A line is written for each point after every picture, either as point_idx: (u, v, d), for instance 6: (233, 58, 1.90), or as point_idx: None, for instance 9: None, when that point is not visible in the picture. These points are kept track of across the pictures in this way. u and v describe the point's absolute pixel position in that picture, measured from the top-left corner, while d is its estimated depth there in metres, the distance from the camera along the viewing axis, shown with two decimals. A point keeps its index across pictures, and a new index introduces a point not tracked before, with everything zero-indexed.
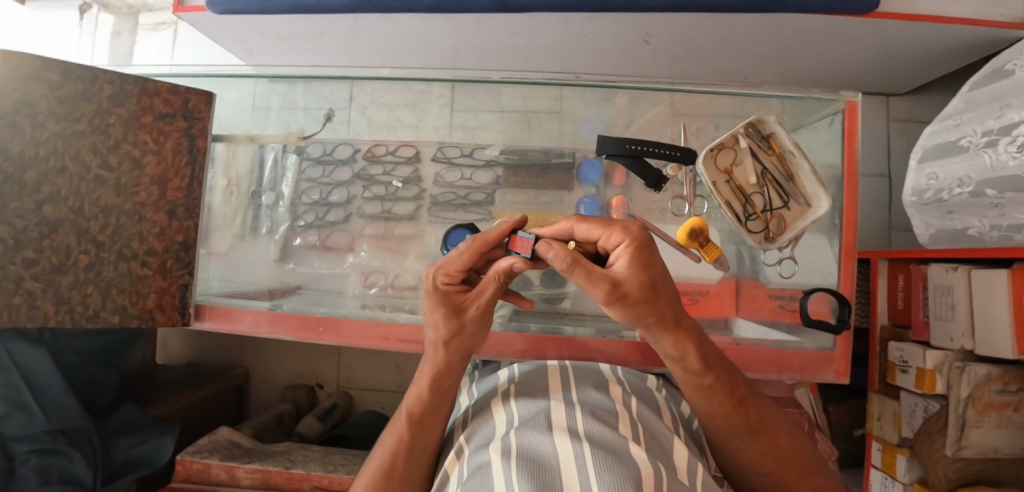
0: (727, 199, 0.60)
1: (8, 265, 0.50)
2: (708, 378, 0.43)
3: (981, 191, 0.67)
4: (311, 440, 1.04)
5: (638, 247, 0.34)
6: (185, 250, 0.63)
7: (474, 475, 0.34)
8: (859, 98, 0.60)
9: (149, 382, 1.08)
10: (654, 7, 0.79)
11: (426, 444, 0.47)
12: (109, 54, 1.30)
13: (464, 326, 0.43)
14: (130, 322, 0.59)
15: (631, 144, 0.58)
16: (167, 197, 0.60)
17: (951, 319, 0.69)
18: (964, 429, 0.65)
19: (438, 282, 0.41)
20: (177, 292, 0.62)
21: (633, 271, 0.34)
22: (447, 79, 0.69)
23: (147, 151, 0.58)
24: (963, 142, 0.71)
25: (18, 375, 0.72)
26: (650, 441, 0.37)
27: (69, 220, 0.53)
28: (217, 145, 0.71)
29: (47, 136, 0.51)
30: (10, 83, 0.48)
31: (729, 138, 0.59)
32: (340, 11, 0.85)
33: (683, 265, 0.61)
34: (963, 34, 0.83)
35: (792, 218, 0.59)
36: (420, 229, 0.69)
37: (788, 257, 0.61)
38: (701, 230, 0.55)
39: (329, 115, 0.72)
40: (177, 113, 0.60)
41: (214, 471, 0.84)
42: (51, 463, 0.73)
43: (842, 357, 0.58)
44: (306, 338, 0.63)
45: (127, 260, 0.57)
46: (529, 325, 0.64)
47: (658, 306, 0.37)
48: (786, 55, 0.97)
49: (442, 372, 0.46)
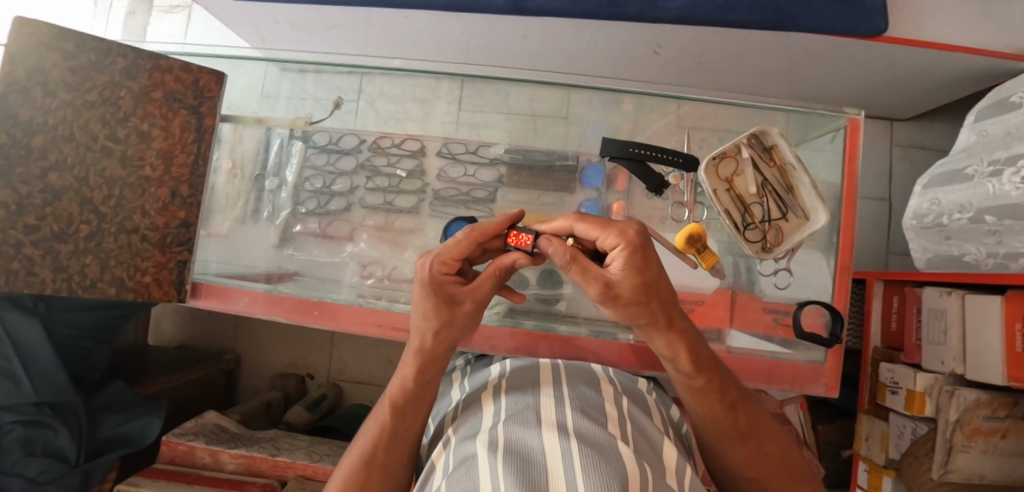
0: (727, 208, 0.60)
1: (9, 230, 0.48)
2: (699, 380, 0.43)
3: (981, 218, 0.68)
4: (298, 429, 1.05)
5: (631, 251, 0.34)
6: (185, 228, 0.63)
7: (459, 467, 0.34)
8: (861, 116, 0.62)
9: (139, 361, 1.08)
10: (665, 18, 0.80)
11: (409, 433, 0.47)
12: (122, 33, 1.30)
13: (455, 318, 0.43)
14: (127, 295, 0.58)
15: (634, 148, 0.58)
16: (172, 173, 0.60)
17: (943, 342, 0.70)
18: (951, 452, 0.65)
19: (434, 270, 0.41)
20: (175, 267, 0.62)
21: (624, 274, 0.34)
22: (457, 75, 0.68)
23: (155, 126, 0.57)
24: (969, 171, 0.71)
25: (10, 346, 0.73)
26: (637, 441, 0.37)
27: (73, 188, 0.52)
28: (225, 126, 0.71)
29: (57, 104, 0.50)
30: (24, 50, 0.47)
31: (731, 147, 0.60)
32: (356, 3, 0.86)
33: (680, 270, 0.61)
34: (970, 63, 0.84)
35: (790, 229, 0.60)
36: (420, 222, 0.69)
37: (784, 268, 0.62)
38: (699, 236, 0.55)
39: (338, 103, 0.72)
40: (187, 90, 0.60)
41: (198, 453, 0.84)
42: (36, 435, 0.73)
43: (833, 372, 0.58)
44: (300, 322, 0.63)
45: (128, 232, 0.57)
46: (523, 322, 0.64)
47: (651, 309, 0.37)
48: (793, 73, 0.98)
49: (427, 362, 0.46)
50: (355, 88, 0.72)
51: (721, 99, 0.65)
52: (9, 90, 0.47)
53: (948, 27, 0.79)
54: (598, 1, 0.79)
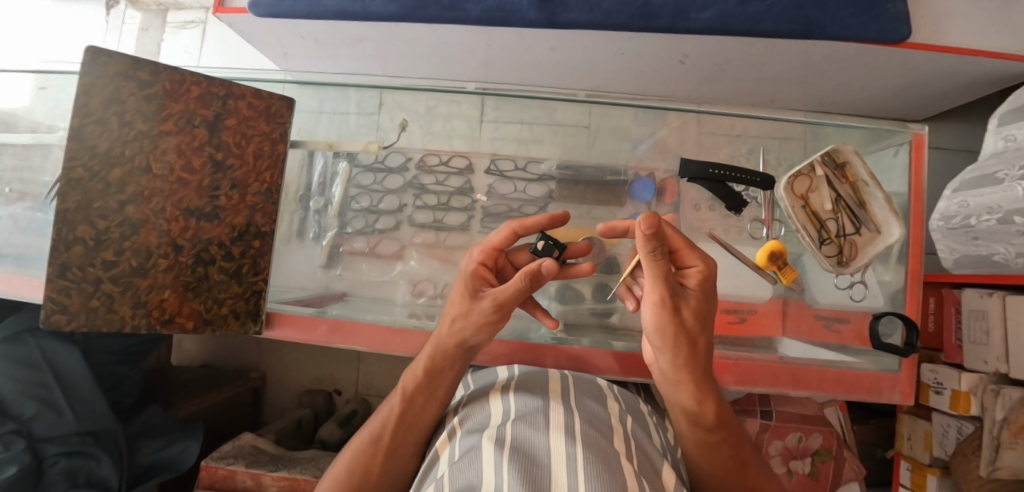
0: (805, 224, 0.58)
1: (89, 268, 0.49)
2: (715, 435, 0.46)
3: (1010, 219, 0.67)
4: (332, 447, 1.01)
5: (710, 273, 0.41)
6: (261, 257, 0.62)
7: (463, 456, 0.37)
8: (926, 131, 0.61)
9: (167, 383, 1.06)
10: (698, 29, 0.80)
11: (416, 423, 0.50)
12: (136, 50, 1.29)
13: (472, 312, 0.47)
14: (204, 329, 0.57)
15: (713, 169, 0.59)
16: (247, 201, 0.59)
17: (986, 343, 0.72)
18: (998, 450, 0.66)
19: (475, 259, 0.49)
20: (250, 298, 0.61)
21: (694, 293, 0.41)
22: (475, 93, 0.68)
23: (230, 155, 0.57)
24: (999, 174, 0.70)
25: (49, 373, 0.72)
26: (641, 461, 0.40)
27: (151, 220, 0.52)
28: (294, 151, 0.70)
29: (134, 134, 0.50)
30: (100, 81, 0.47)
31: (807, 166, 0.58)
32: (385, 18, 0.85)
33: (758, 286, 0.62)
34: (988, 67, 0.86)
35: (864, 243, 0.59)
36: (471, 238, 0.70)
37: (860, 281, 0.61)
38: (780, 253, 0.57)
39: (404, 125, 0.72)
40: (260, 116, 0.59)
41: (239, 477, 0.82)
42: (80, 466, 0.71)
43: (908, 379, 0.59)
44: (384, 352, 0.62)
45: (206, 263, 0.56)
46: (582, 339, 0.64)
47: (695, 337, 0.42)
48: (814, 82, 1.00)
49: (437, 353, 0.50)
50: (376, 103, 0.70)
51: (782, 116, 0.65)
52: (85, 122, 0.47)
53: (966, 33, 0.81)
54: (630, 13, 0.79)
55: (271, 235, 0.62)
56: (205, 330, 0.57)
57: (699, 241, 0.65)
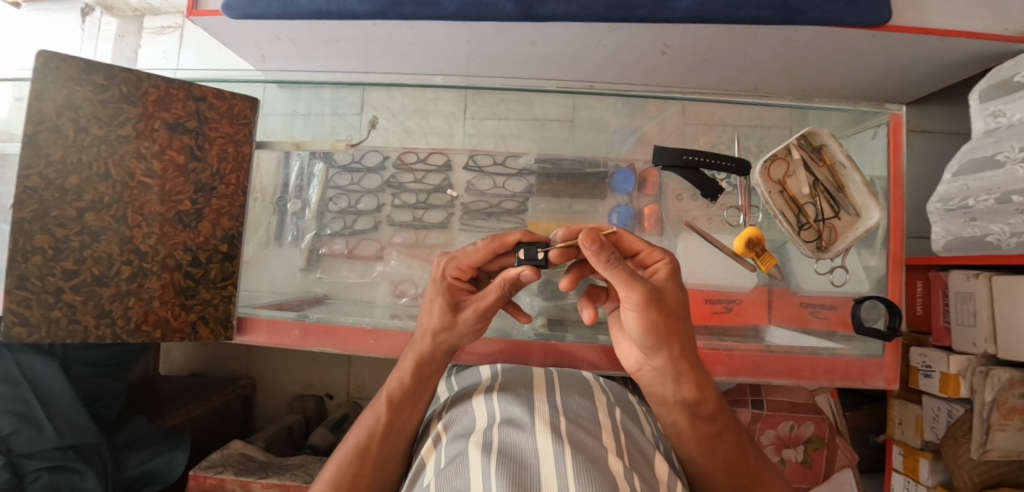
0: (783, 210, 0.57)
1: (49, 277, 0.49)
2: (716, 425, 0.46)
3: (1008, 199, 0.67)
4: (323, 452, 0.99)
5: (677, 262, 0.38)
6: (229, 261, 0.60)
7: (450, 463, 0.35)
8: (903, 111, 0.61)
9: (154, 393, 1.05)
10: (676, 18, 0.79)
11: (404, 428, 0.49)
12: (112, 57, 1.27)
13: (457, 324, 0.45)
14: (171, 337, 0.57)
15: (688, 155, 0.56)
16: (214, 206, 0.58)
17: (973, 324, 0.72)
18: (988, 432, 0.66)
19: (448, 273, 0.44)
20: (220, 303, 0.60)
21: (674, 287, 0.37)
22: (459, 86, 0.67)
23: (194, 158, 0.56)
24: (1000, 157, 0.68)
25: (28, 388, 0.69)
26: (632, 453, 0.39)
27: (112, 228, 0.52)
28: (260, 151, 0.68)
29: (91, 140, 0.51)
30: (54, 86, 0.48)
31: (783, 149, 0.58)
32: (360, 16, 0.83)
33: (737, 275, 0.61)
34: (971, 48, 0.85)
35: (843, 228, 0.58)
36: (450, 236, 0.69)
37: (840, 266, 0.60)
38: (758, 240, 0.56)
39: (374, 122, 0.70)
40: (222, 118, 0.58)
41: (228, 486, 0.80)
42: (63, 481, 0.69)
43: (892, 364, 0.58)
44: (355, 352, 0.60)
45: (171, 270, 0.56)
46: (565, 336, 0.63)
47: (689, 329, 0.39)
48: (796, 69, 0.99)
49: (423, 359, 0.48)
50: (357, 102, 0.69)
51: (768, 101, 0.64)
52: (40, 129, 0.48)
53: (949, 15, 0.79)
54: (608, 4, 0.78)
55: (240, 238, 0.61)
56: (173, 337, 0.57)
57: (680, 232, 0.65)
